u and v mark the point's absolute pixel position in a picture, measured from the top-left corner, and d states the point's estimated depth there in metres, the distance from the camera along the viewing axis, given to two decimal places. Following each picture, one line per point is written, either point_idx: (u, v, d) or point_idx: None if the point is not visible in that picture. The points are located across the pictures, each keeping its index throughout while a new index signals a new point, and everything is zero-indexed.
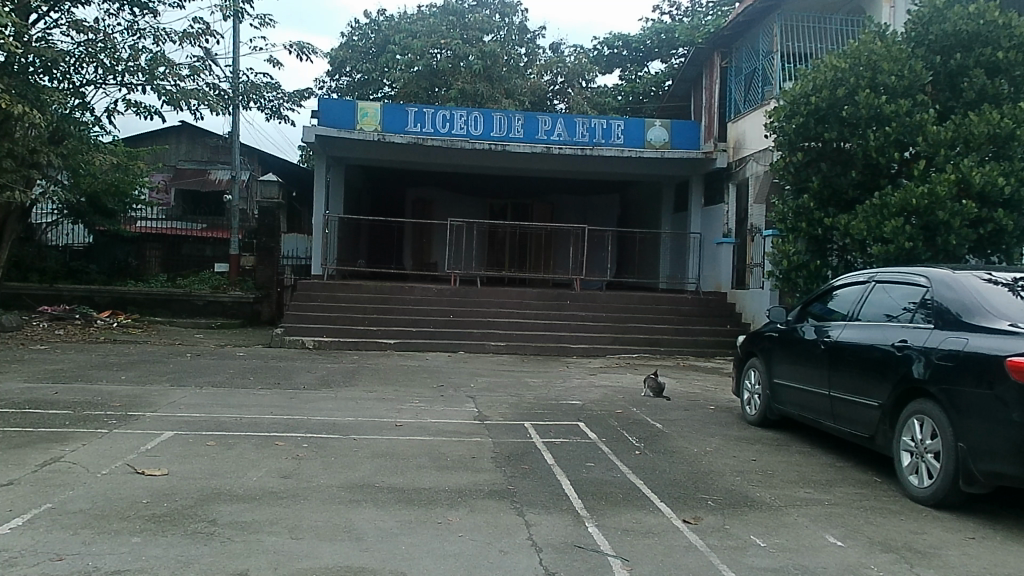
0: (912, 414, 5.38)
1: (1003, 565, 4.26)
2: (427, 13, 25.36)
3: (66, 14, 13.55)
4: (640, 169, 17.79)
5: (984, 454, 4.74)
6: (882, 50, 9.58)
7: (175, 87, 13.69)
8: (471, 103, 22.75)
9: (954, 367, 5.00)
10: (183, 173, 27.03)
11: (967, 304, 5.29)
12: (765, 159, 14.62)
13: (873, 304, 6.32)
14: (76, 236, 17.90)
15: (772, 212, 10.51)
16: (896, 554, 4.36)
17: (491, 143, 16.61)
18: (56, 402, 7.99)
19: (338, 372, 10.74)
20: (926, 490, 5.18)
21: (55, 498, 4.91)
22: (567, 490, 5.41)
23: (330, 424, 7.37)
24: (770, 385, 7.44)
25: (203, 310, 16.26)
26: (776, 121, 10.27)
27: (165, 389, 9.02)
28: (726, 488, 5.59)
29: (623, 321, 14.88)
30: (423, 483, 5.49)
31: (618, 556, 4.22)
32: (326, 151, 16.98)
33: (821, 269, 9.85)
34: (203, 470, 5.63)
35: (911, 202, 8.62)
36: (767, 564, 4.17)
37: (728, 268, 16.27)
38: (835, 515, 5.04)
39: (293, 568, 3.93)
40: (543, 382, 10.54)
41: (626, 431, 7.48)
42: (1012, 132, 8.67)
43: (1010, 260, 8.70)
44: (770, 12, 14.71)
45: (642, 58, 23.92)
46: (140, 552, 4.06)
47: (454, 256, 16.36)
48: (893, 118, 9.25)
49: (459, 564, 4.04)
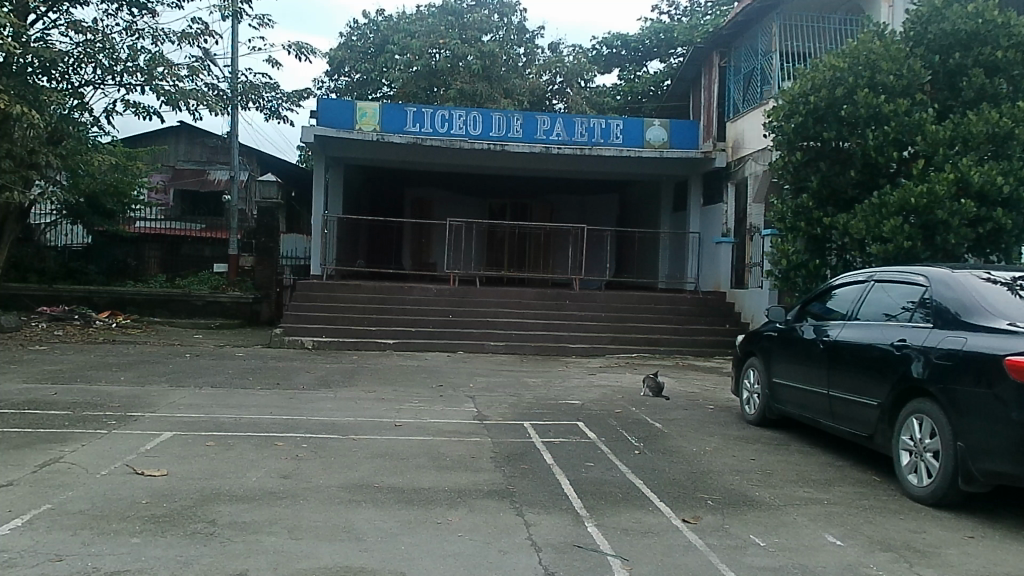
0: (911, 413, 5.39)
1: (1003, 564, 4.26)
2: (426, 13, 25.36)
3: (64, 14, 13.55)
4: (639, 169, 17.80)
5: (983, 454, 4.74)
6: (881, 50, 9.59)
7: (174, 87, 13.68)
8: (470, 103, 22.75)
9: (952, 366, 5.00)
10: (181, 173, 27.01)
11: (966, 303, 5.30)
12: (764, 158, 14.62)
13: (872, 303, 6.32)
14: (76, 236, 17.76)
15: (771, 212, 10.51)
16: (895, 553, 4.36)
17: (490, 143, 16.60)
18: (55, 403, 8.00)
19: (337, 372, 10.74)
20: (925, 489, 5.19)
21: (55, 498, 4.92)
22: (566, 490, 5.41)
23: (329, 424, 7.37)
24: (769, 384, 7.44)
25: (202, 310, 16.22)
26: (775, 120, 10.26)
27: (165, 389, 9.02)
28: (725, 487, 5.59)
29: (622, 320, 14.88)
30: (422, 483, 5.49)
31: (617, 556, 4.22)
32: (325, 151, 16.97)
33: (820, 268, 9.86)
34: (203, 470, 5.64)
35: (909, 201, 8.61)
36: (767, 563, 4.18)
37: (727, 267, 16.27)
38: (834, 514, 5.04)
39: (293, 568, 3.93)
40: (542, 382, 10.55)
41: (625, 430, 7.49)
42: (1011, 131, 8.68)
43: (1009, 260, 8.70)
44: (769, 12, 14.72)
45: (641, 58, 23.91)
46: (140, 553, 4.06)
47: (454, 256, 16.36)
48: (892, 118, 9.25)
49: (459, 564, 4.05)
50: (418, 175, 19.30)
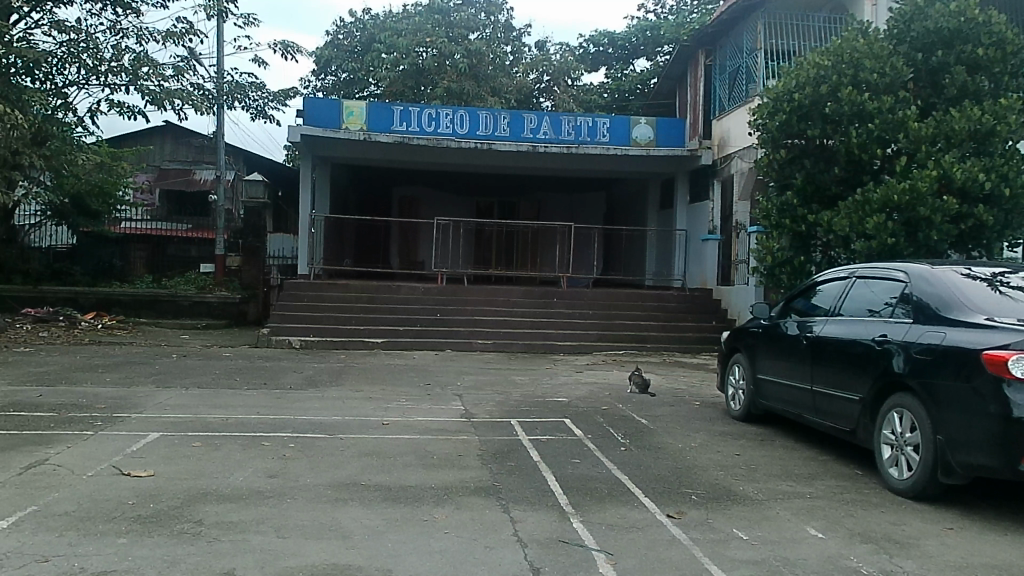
0: (891, 408, 5.45)
1: (979, 554, 4.33)
2: (412, 11, 25.31)
3: (48, 13, 13.48)
4: (625, 168, 17.91)
5: (962, 447, 4.81)
6: (864, 48, 9.66)
7: (159, 87, 13.62)
8: (457, 101, 22.76)
9: (932, 360, 5.07)
10: (167, 173, 26.73)
11: (946, 299, 5.37)
12: (749, 156, 14.73)
13: (856, 298, 6.37)
14: (60, 237, 17.88)
15: (757, 208, 10.54)
16: (875, 546, 4.42)
17: (477, 142, 16.61)
18: (40, 405, 7.91)
19: (324, 372, 10.74)
20: (905, 482, 5.25)
21: (40, 500, 4.89)
22: (552, 487, 5.43)
23: (315, 423, 7.37)
24: (754, 380, 7.51)
25: (188, 310, 16.13)
26: (759, 117, 10.26)
27: (150, 390, 8.98)
28: (710, 482, 5.65)
29: (611, 318, 14.91)
30: (409, 480, 5.52)
31: (601, 551, 4.26)
32: (312, 150, 16.97)
33: (804, 265, 9.99)
34: (190, 471, 5.64)
35: (892, 199, 8.68)
36: (750, 556, 4.23)
37: (712, 264, 16.40)
38: (816, 508, 5.09)
39: (280, 566, 3.96)
40: (529, 379, 10.59)
41: (612, 427, 7.51)
42: (993, 128, 8.80)
43: (991, 254, 8.82)
44: (754, 10, 14.81)
45: (628, 56, 23.98)
46: (127, 553, 4.08)
47: (441, 255, 16.34)
48: (876, 115, 9.35)
49: (446, 561, 4.08)
50: (406, 173, 19.35)
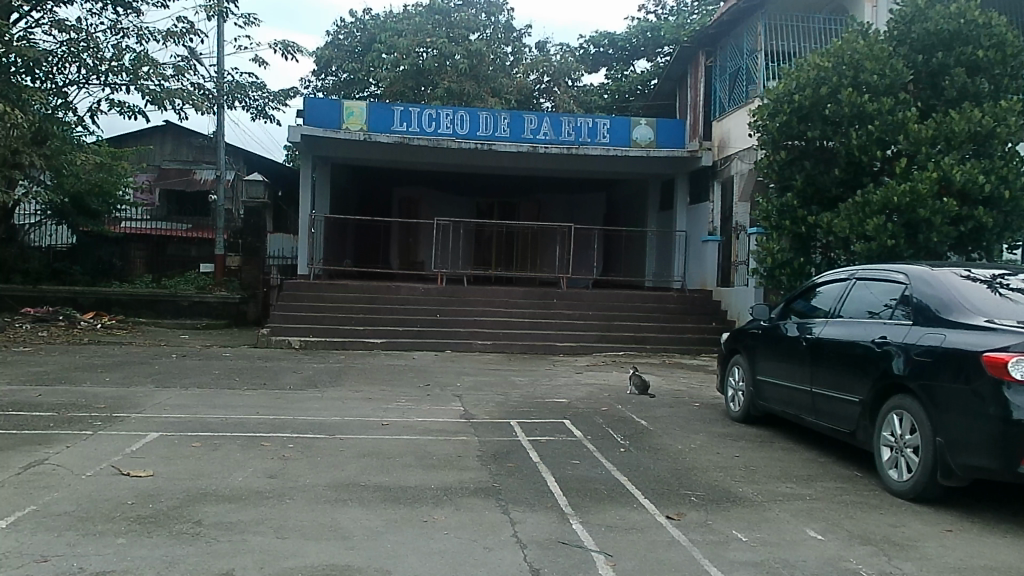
0: (891, 409, 5.45)
1: (978, 556, 4.34)
2: (413, 11, 25.31)
3: (49, 13, 13.47)
4: (625, 168, 17.91)
5: (961, 448, 4.81)
6: (864, 49, 9.65)
7: (159, 87, 13.61)
8: (457, 101, 22.76)
9: (932, 362, 5.07)
10: (168, 172, 26.59)
11: (946, 301, 5.37)
12: (749, 157, 14.73)
13: (856, 299, 6.37)
14: (60, 237, 17.68)
15: (757, 209, 10.53)
16: (874, 547, 4.42)
17: (477, 142, 16.60)
18: (40, 405, 7.91)
19: (324, 372, 10.74)
20: (905, 483, 5.25)
21: (39, 501, 4.89)
22: (551, 488, 5.43)
23: (314, 424, 7.37)
24: (754, 381, 7.50)
25: (188, 310, 16.12)
26: (760, 119, 10.25)
27: (149, 390, 8.98)
28: (710, 483, 5.65)
29: (611, 319, 14.91)
30: (408, 481, 5.52)
31: (601, 552, 4.26)
32: (312, 150, 16.97)
33: (804, 267, 9.96)
34: (189, 471, 5.64)
35: (892, 200, 8.67)
36: (750, 558, 4.23)
37: (712, 265, 16.40)
38: (815, 510, 5.09)
39: (279, 567, 3.96)
40: (529, 380, 10.59)
41: (612, 429, 7.51)
42: (992, 130, 8.82)
43: (990, 256, 8.82)
44: (754, 11, 14.81)
45: (628, 57, 24.01)
46: (126, 553, 4.07)
47: (442, 256, 16.32)
48: (876, 117, 9.36)
49: (445, 561, 4.08)
50: (406, 173, 19.35)
